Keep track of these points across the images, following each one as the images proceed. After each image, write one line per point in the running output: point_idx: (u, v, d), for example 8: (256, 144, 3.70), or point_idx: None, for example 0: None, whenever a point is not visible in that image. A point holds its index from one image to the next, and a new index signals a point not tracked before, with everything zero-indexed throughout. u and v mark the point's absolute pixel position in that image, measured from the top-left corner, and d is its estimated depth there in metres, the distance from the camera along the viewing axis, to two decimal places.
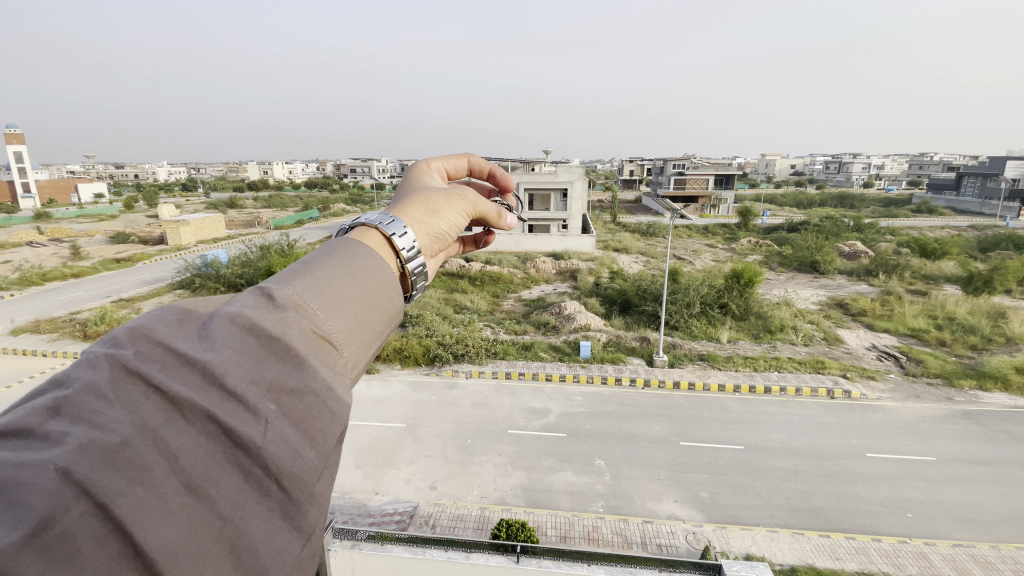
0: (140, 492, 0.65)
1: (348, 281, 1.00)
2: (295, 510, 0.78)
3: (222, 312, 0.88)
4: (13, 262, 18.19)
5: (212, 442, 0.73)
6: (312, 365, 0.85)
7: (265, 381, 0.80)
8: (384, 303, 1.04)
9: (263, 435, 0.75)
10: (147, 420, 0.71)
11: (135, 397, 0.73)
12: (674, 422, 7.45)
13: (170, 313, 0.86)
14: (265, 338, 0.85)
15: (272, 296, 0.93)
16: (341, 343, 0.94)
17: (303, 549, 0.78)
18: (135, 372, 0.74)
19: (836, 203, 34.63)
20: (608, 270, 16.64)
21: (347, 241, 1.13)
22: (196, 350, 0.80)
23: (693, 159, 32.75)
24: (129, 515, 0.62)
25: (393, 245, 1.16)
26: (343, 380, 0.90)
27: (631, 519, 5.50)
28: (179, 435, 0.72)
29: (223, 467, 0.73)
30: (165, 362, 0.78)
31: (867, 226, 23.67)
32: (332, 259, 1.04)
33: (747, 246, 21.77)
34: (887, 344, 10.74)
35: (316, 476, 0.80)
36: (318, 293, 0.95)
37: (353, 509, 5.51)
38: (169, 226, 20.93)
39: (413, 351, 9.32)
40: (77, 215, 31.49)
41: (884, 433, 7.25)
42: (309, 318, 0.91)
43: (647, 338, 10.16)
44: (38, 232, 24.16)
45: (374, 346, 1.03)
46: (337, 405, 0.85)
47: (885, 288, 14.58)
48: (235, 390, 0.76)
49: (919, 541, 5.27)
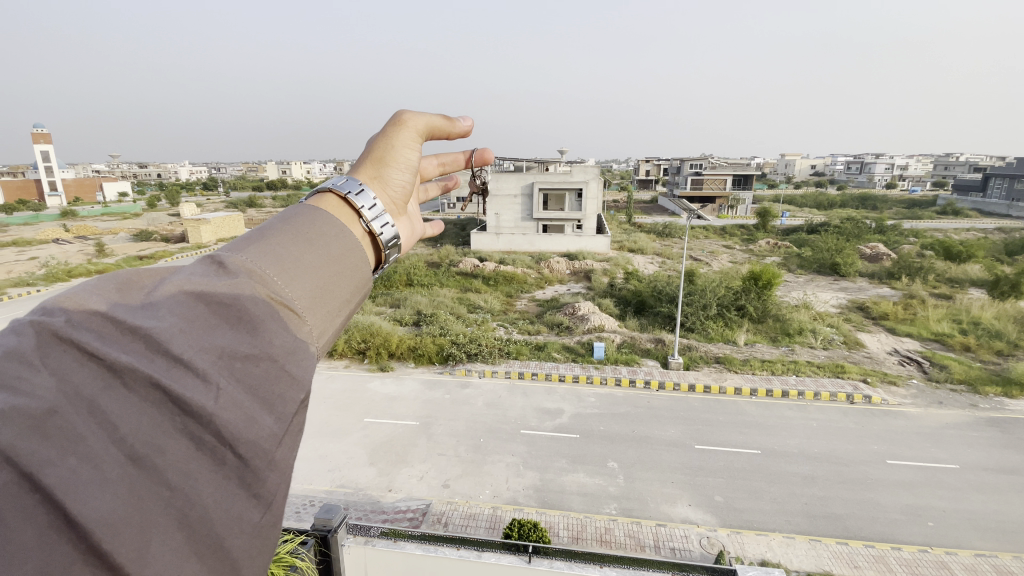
0: (74, 462, 0.64)
1: (305, 249, 0.99)
2: (252, 477, 0.76)
3: (170, 281, 0.86)
4: (42, 258, 18.70)
5: (157, 409, 0.72)
6: (266, 332, 0.84)
7: (215, 347, 0.78)
8: (345, 269, 1.03)
9: (215, 402, 0.73)
10: (82, 387, 0.70)
11: (70, 365, 0.72)
12: (689, 424, 7.37)
13: (110, 285, 0.85)
14: (216, 305, 0.84)
15: (224, 264, 0.91)
16: (302, 310, 0.93)
17: (263, 517, 0.77)
18: (68, 339, 0.74)
19: (857, 204, 33.93)
20: (622, 270, 16.53)
21: (303, 209, 1.11)
22: (139, 318, 0.79)
23: (710, 159, 32.35)
24: (59, 486, 0.61)
25: (353, 206, 1.13)
26: (303, 349, 0.89)
27: (643, 521, 5.47)
28: (120, 404, 0.70)
29: (169, 434, 0.71)
30: (102, 330, 0.76)
31: (890, 228, 23.12)
32: (287, 228, 1.02)
33: (765, 247, 21.42)
34: (910, 348, 10.48)
35: (274, 442, 0.78)
36: (274, 261, 0.94)
37: (367, 506, 5.57)
38: (190, 225, 21.33)
39: (427, 350, 9.38)
40: (103, 213, 32.26)
41: (906, 439, 7.08)
42: (264, 284, 0.90)
43: (662, 340, 10.06)
44: (65, 230, 24.80)
45: (341, 314, 1.02)
46: (296, 369, 0.85)
47: (908, 291, 14.23)
48: (181, 356, 0.75)
49: (940, 550, 5.14)
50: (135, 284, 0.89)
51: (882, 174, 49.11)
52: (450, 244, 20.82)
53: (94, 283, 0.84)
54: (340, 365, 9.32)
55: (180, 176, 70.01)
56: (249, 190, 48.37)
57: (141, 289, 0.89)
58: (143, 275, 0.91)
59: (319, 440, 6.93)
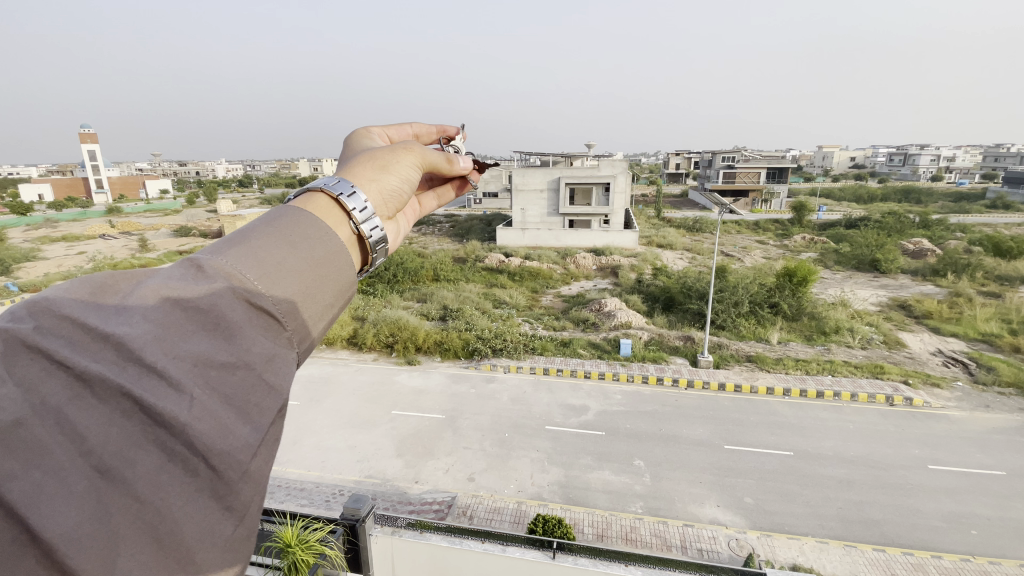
0: (38, 476, 0.67)
1: (289, 249, 0.96)
2: (226, 489, 0.77)
3: (147, 286, 0.86)
4: (91, 253, 19.66)
5: (128, 420, 0.73)
6: (244, 339, 0.83)
7: (189, 355, 0.79)
8: (332, 271, 1.00)
9: (188, 411, 0.74)
10: (50, 398, 0.72)
11: (39, 375, 0.74)
12: (718, 424, 7.21)
13: (84, 288, 0.85)
14: (193, 310, 0.83)
15: (202, 267, 0.89)
16: (285, 315, 0.91)
17: (236, 529, 0.80)
18: (37, 348, 0.75)
19: (899, 198, 32.48)
20: (650, 266, 16.28)
21: (290, 209, 1.08)
22: (111, 325, 0.79)
23: (743, 152, 31.49)
24: (22, 501, 0.64)
25: (345, 207, 1.11)
26: (282, 355, 0.88)
27: (670, 521, 5.39)
28: (89, 414, 0.72)
29: (141, 446, 0.72)
30: (73, 337, 0.77)
31: (935, 222, 22.00)
32: (270, 228, 0.99)
33: (801, 243, 20.72)
34: (955, 349, 9.98)
35: (249, 453, 0.79)
36: (253, 262, 0.91)
37: (394, 497, 5.67)
38: (227, 220, 22.03)
39: (453, 345, 9.47)
40: (146, 209, 33.64)
41: (949, 444, 6.75)
42: (242, 286, 0.88)
43: (691, 337, 9.86)
44: (111, 226, 25.97)
45: (329, 317, 1.00)
46: (273, 378, 0.85)
47: (953, 289, 13.52)
48: (154, 364, 0.75)
49: (983, 560, 4.90)
50: (110, 286, 0.89)
51: (926, 166, 46.86)
52: (476, 239, 20.91)
53: (68, 286, 0.84)
54: (369, 358, 9.49)
55: (216, 174, 72.39)
56: (282, 187, 49.70)
57: (118, 292, 0.89)
58: (118, 278, 0.90)
59: (348, 431, 7.09)
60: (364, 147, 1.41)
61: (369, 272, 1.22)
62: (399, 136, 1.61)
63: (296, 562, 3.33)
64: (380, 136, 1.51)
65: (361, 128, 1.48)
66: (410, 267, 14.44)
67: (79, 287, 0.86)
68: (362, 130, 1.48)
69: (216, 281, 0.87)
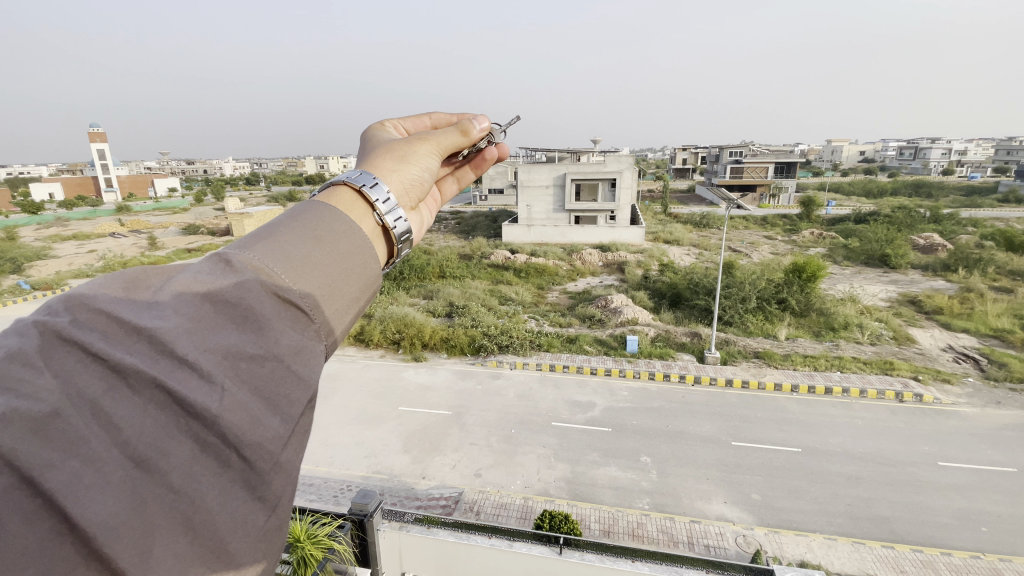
0: (75, 466, 0.66)
1: (315, 244, 0.96)
2: (258, 480, 0.79)
3: (177, 279, 0.87)
4: (100, 252, 19.86)
5: (162, 412, 0.73)
6: (273, 331, 0.84)
7: (221, 348, 0.79)
8: (356, 266, 1.00)
9: (219, 403, 0.74)
10: (83, 390, 0.72)
11: (71, 366, 0.74)
12: (725, 420, 7.18)
13: (114, 283, 0.85)
14: (223, 303, 0.84)
15: (231, 262, 0.90)
16: (311, 309, 0.91)
17: (268, 520, 0.82)
18: (70, 340, 0.75)
19: (910, 192, 32.07)
20: (657, 262, 16.23)
21: (314, 203, 1.08)
22: (143, 318, 0.79)
23: (750, 147, 31.27)
24: (60, 490, 0.63)
25: (367, 200, 1.11)
26: (311, 347, 0.89)
27: (677, 518, 5.39)
28: (123, 406, 0.72)
29: (174, 438, 0.73)
30: (106, 330, 0.78)
31: (946, 216, 21.71)
32: (296, 223, 1.00)
33: (809, 238, 20.53)
34: (966, 345, 9.86)
35: (279, 445, 0.80)
36: (279, 257, 0.92)
37: (401, 492, 5.72)
38: (234, 218, 22.15)
39: (459, 341, 9.49)
40: (155, 208, 33.90)
41: (960, 441, 6.69)
42: (269, 279, 0.88)
43: (698, 333, 9.80)
44: (120, 225, 26.25)
45: (355, 310, 1.01)
46: (303, 370, 0.86)
47: (964, 284, 13.37)
48: (186, 357, 0.76)
49: (994, 557, 4.86)
50: (141, 281, 0.89)
51: (937, 159, 46.30)
52: (482, 236, 20.92)
53: (100, 282, 0.84)
54: (376, 355, 9.53)
55: (225, 172, 72.83)
56: (289, 185, 50.03)
57: (149, 286, 0.89)
58: (150, 272, 0.91)
59: (356, 427, 7.13)
60: (382, 140, 1.41)
61: (392, 266, 1.22)
62: (415, 127, 1.61)
63: (305, 557, 3.36)
64: (396, 128, 1.51)
65: (377, 124, 1.49)
66: (416, 264, 14.46)
67: (111, 282, 0.86)
68: (378, 124, 1.49)
69: (244, 275, 0.87)
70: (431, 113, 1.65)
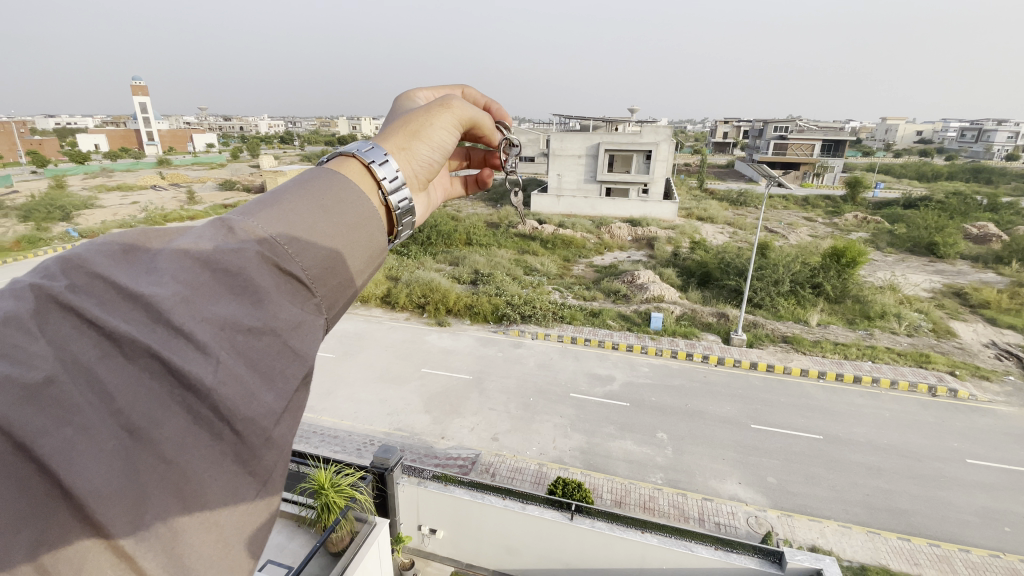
0: (69, 433, 0.66)
1: (320, 215, 0.95)
2: (249, 455, 0.77)
3: (177, 245, 0.85)
4: (142, 203, 20.64)
5: (155, 380, 0.72)
6: (272, 304, 0.82)
7: (219, 318, 0.77)
8: (362, 237, 0.99)
9: (214, 375, 0.72)
10: (79, 355, 0.72)
11: (66, 331, 0.73)
12: (746, 402, 7.12)
13: (115, 245, 0.84)
14: (222, 271, 0.82)
15: (233, 229, 0.88)
16: (313, 281, 0.90)
17: (260, 495, 0.79)
18: (66, 305, 0.75)
19: (968, 177, 30.01)
20: (688, 239, 15.82)
21: (322, 173, 1.06)
22: (139, 284, 0.78)
23: (797, 122, 29.70)
24: (52, 456, 0.64)
25: (375, 175, 1.09)
26: (310, 321, 0.87)
27: (689, 494, 5.46)
28: (116, 373, 0.71)
29: (166, 409, 0.72)
30: (104, 296, 0.77)
31: (1006, 205, 20.31)
32: (300, 197, 0.97)
33: (853, 222, 19.61)
34: (1011, 343, 9.37)
35: (272, 420, 0.78)
36: (280, 224, 0.90)
37: (420, 449, 5.96)
38: (268, 176, 22.56)
39: (483, 309, 9.56)
40: (194, 162, 34.78)
41: (992, 439, 6.47)
42: (270, 248, 0.87)
43: (726, 314, 9.58)
44: (161, 178, 27.09)
45: (360, 282, 0.99)
46: (300, 344, 0.84)
47: (1017, 279, 12.60)
48: (182, 326, 0.74)
49: (1015, 557, 4.76)
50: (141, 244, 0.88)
51: (1002, 143, 43.11)
52: (511, 204, 20.74)
53: (100, 244, 0.84)
54: (401, 317, 9.74)
55: (260, 130, 73.67)
56: (322, 146, 50.43)
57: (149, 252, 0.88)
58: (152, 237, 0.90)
59: (379, 385, 7.38)
60: (406, 111, 1.39)
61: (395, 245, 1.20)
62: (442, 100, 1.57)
63: (328, 503, 3.43)
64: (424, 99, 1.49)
65: (405, 92, 1.47)
66: (443, 230, 14.51)
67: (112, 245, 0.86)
68: (405, 92, 1.47)
69: (246, 246, 0.85)
70: (462, 88, 1.60)
